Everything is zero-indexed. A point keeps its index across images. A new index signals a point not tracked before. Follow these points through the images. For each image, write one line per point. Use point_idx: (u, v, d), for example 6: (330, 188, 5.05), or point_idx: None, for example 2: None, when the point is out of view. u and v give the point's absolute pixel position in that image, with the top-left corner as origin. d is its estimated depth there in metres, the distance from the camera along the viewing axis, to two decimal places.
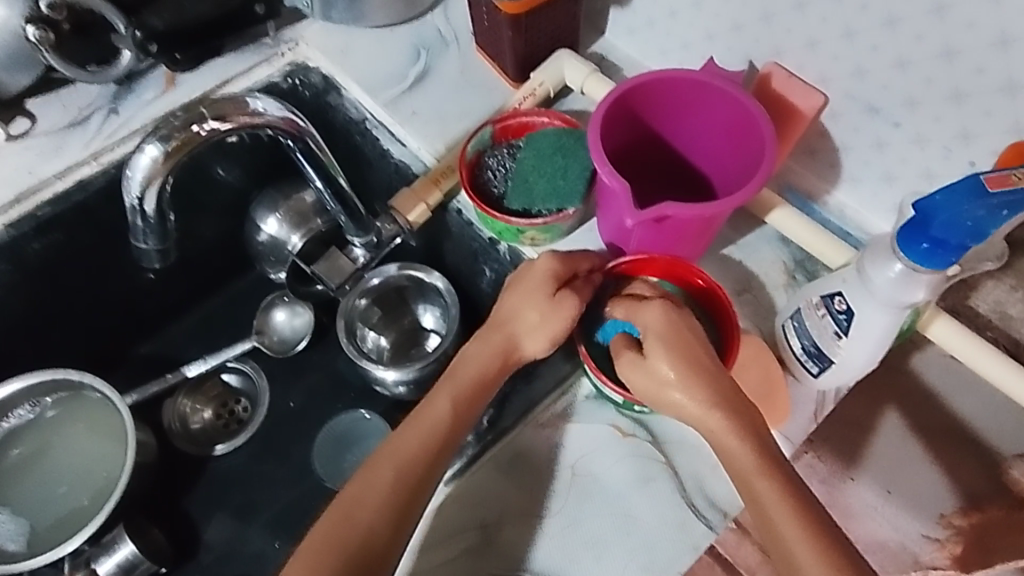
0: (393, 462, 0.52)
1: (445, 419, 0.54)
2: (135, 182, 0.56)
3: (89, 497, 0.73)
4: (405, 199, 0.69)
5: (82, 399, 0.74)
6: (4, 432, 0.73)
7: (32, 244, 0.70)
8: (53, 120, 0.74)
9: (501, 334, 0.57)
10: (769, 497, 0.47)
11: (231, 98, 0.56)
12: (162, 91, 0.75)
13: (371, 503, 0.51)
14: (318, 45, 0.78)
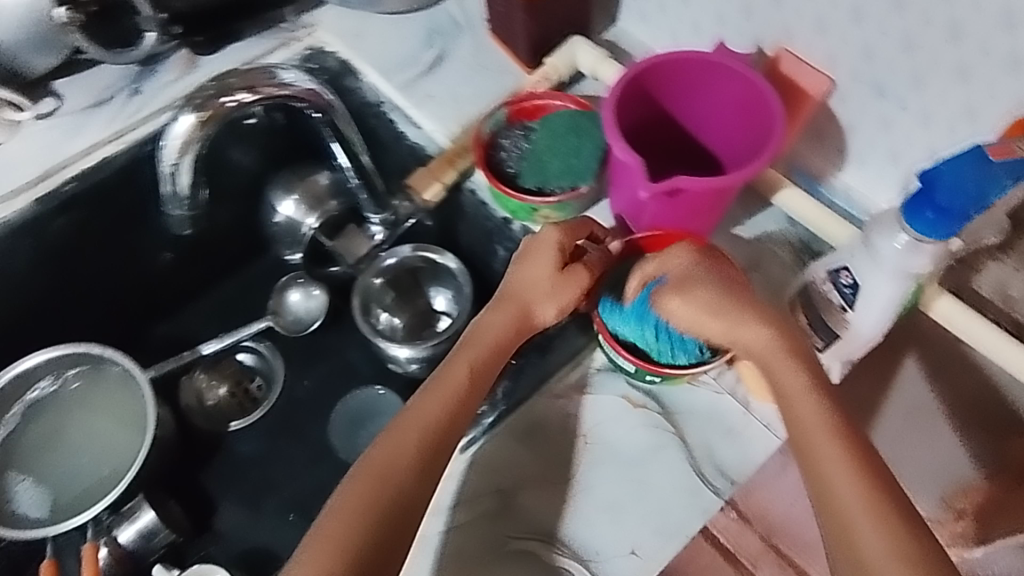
0: (419, 427, 0.53)
1: (465, 384, 0.55)
2: (170, 150, 0.61)
3: (110, 468, 0.74)
4: (421, 177, 0.71)
5: (103, 372, 0.76)
6: (28, 404, 0.75)
7: (56, 219, 0.72)
8: (76, 101, 0.75)
9: (513, 305, 0.58)
10: (815, 417, 0.50)
11: (260, 70, 0.63)
12: (182, 73, 0.77)
13: (403, 458, 0.52)
14: (335, 30, 0.79)
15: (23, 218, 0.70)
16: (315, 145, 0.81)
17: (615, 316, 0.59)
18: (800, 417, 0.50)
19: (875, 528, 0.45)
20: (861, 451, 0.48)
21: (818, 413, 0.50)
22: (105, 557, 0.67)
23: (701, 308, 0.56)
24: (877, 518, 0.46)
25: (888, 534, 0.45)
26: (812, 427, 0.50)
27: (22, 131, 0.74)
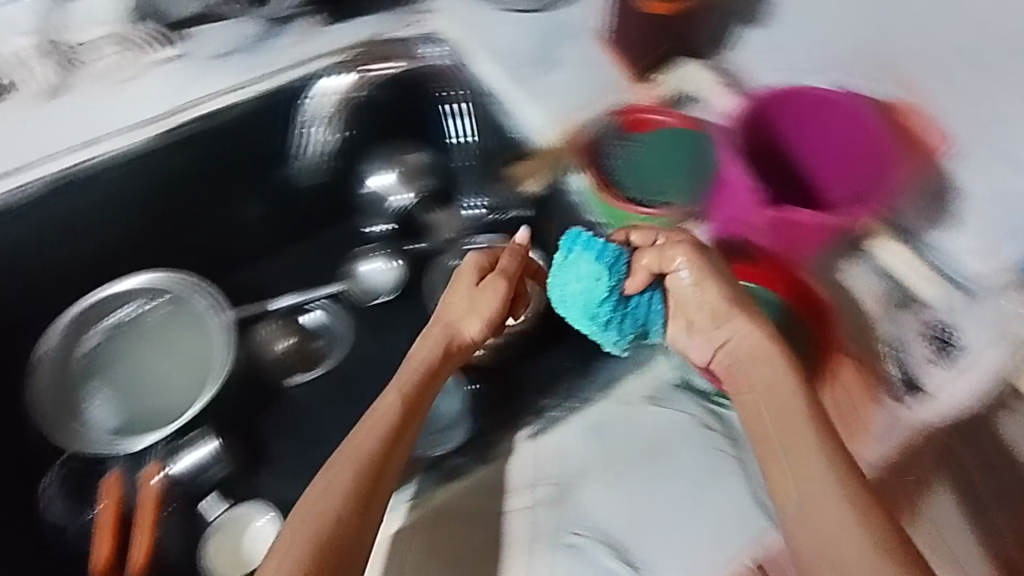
0: (356, 458, 0.52)
1: (395, 406, 0.55)
2: (320, 103, 0.80)
3: (177, 399, 0.77)
4: (526, 169, 0.77)
5: (184, 307, 0.79)
6: (108, 327, 0.78)
7: (168, 157, 0.76)
8: (205, 48, 0.80)
9: (439, 329, 0.60)
10: (795, 410, 0.52)
11: (404, 45, 0.81)
12: (303, 40, 0.81)
13: (344, 488, 0.50)
14: (454, 19, 0.83)
15: (138, 150, 0.75)
16: (416, 125, 0.83)
17: (587, 255, 0.56)
18: (784, 411, 0.53)
19: (860, 544, 0.46)
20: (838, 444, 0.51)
21: (797, 407, 0.53)
22: (161, 479, 0.70)
23: (703, 270, 0.57)
24: (861, 508, 0.48)
25: (871, 554, 0.46)
26: (791, 419, 0.52)
27: (153, 70, 0.78)
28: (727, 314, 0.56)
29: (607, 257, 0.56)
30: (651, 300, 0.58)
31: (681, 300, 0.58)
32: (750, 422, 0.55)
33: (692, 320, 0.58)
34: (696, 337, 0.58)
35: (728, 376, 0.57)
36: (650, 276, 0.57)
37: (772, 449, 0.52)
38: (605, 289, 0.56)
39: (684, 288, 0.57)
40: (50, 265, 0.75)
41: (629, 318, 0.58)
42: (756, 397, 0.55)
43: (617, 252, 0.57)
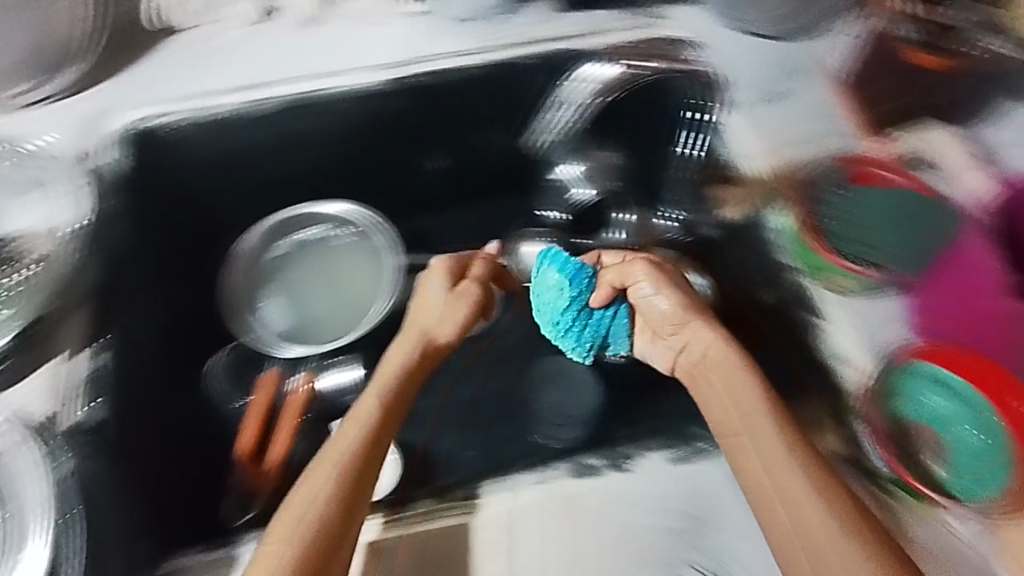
0: (342, 453, 0.51)
1: (375, 407, 0.55)
2: (586, 88, 0.81)
3: (332, 324, 0.79)
4: (733, 196, 0.77)
5: (362, 243, 0.83)
6: (295, 242, 0.83)
7: (389, 101, 0.81)
8: (447, 10, 0.84)
9: (415, 334, 0.64)
10: (753, 399, 0.54)
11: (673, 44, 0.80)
12: (539, 20, 0.82)
13: (330, 481, 0.49)
14: (689, 22, 0.81)
15: (366, 90, 0.80)
16: (623, 124, 0.82)
17: (554, 263, 0.68)
18: (734, 403, 0.54)
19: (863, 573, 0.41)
20: (789, 426, 0.51)
21: (756, 398, 0.54)
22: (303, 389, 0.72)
23: (663, 282, 0.65)
24: (864, 539, 0.43)
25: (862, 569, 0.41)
26: (750, 407, 0.53)
27: (396, 22, 0.84)
28: (680, 320, 0.64)
29: (569, 269, 0.67)
30: (616, 314, 0.68)
31: (652, 314, 0.66)
32: (716, 417, 0.56)
33: (658, 329, 0.66)
34: (660, 343, 0.66)
35: (691, 380, 0.61)
36: (613, 289, 0.67)
37: (737, 438, 0.52)
38: (569, 298, 0.67)
39: (647, 299, 0.66)
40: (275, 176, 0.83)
41: (595, 327, 0.69)
42: (712, 394, 0.57)
43: (580, 266, 0.67)
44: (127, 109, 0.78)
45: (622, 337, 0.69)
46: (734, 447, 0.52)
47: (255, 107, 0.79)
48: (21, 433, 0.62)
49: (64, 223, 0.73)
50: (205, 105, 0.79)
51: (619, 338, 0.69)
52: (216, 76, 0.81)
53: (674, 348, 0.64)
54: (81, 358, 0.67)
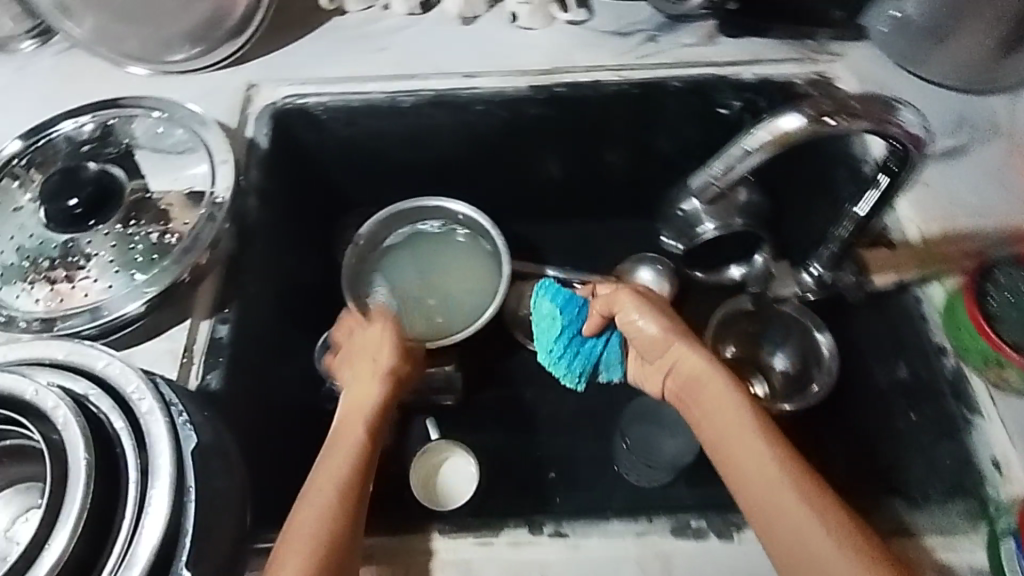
0: (331, 481, 0.56)
1: (359, 437, 0.60)
2: None
3: (443, 319, 0.83)
4: (882, 258, 0.66)
5: (478, 244, 0.86)
6: (417, 232, 0.87)
7: (532, 108, 0.80)
8: (603, 21, 0.83)
9: (369, 370, 0.68)
10: (743, 420, 0.56)
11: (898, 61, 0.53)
12: (700, 42, 0.81)
13: (327, 499, 0.54)
14: (859, 63, 0.79)
15: (515, 94, 0.79)
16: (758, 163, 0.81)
17: (546, 296, 0.76)
18: (727, 421, 0.57)
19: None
20: (780, 442, 0.55)
21: (750, 423, 0.56)
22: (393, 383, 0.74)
23: (649, 307, 0.66)
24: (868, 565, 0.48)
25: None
26: (743, 432, 0.56)
27: (554, 26, 0.83)
28: (665, 346, 0.65)
29: (569, 307, 0.74)
30: (608, 341, 0.75)
31: (646, 345, 0.66)
32: (706, 438, 0.58)
33: (646, 354, 0.67)
34: (650, 369, 0.68)
35: (679, 402, 0.63)
36: (604, 319, 0.70)
37: (737, 468, 0.55)
38: (561, 327, 0.74)
39: (635, 327, 0.67)
40: (410, 165, 0.86)
41: (586, 355, 0.76)
42: (703, 415, 0.59)
43: (575, 300, 0.75)
44: (283, 85, 0.80)
45: (614, 363, 0.77)
46: (738, 485, 0.55)
47: (405, 97, 0.79)
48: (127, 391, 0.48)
49: (216, 191, 0.68)
50: (355, 89, 0.80)
51: (610, 363, 0.77)
52: (369, 62, 0.81)
53: (661, 370, 0.66)
54: (201, 328, 0.65)
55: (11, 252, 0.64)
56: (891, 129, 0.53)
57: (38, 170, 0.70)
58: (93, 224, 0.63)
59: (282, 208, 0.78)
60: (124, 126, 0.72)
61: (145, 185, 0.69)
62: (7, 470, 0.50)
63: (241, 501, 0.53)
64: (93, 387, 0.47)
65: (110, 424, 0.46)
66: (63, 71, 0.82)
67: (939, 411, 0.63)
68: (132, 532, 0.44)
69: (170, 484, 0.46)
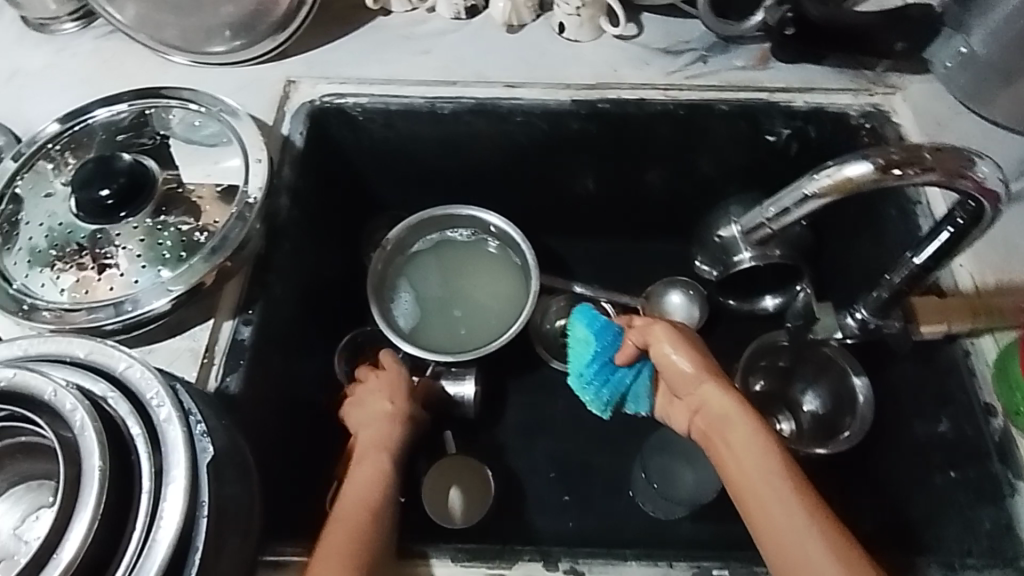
0: (362, 506, 0.57)
1: (382, 467, 0.62)
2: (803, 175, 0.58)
3: (468, 331, 0.81)
4: (930, 307, 0.61)
5: (506, 256, 0.84)
6: (443, 239, 0.85)
7: (573, 123, 0.78)
8: (653, 38, 0.81)
9: (383, 410, 0.69)
10: (773, 467, 0.53)
11: (956, 149, 0.48)
12: (751, 65, 0.79)
13: (362, 520, 0.55)
14: (917, 98, 0.75)
15: (558, 108, 0.77)
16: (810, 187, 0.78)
17: (584, 319, 0.69)
18: (757, 465, 0.54)
19: None
20: (810, 497, 0.51)
21: (779, 470, 0.53)
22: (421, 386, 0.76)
23: (682, 341, 0.63)
24: None
25: None
26: (771, 479, 0.53)
27: (602, 40, 0.81)
28: (696, 383, 0.61)
29: (607, 333, 0.68)
30: (639, 373, 0.67)
31: (676, 380, 0.62)
32: (732, 481, 0.55)
33: (676, 389, 0.63)
34: (677, 405, 0.64)
35: (706, 441, 0.60)
36: (638, 352, 0.65)
37: (763, 517, 0.51)
38: (593, 352, 0.67)
39: (668, 361, 0.62)
40: (443, 171, 0.85)
41: (615, 386, 0.68)
42: (731, 456, 0.56)
43: (610, 327, 0.68)
44: (322, 83, 0.78)
45: (642, 396, 0.69)
46: (760, 536, 0.51)
47: (444, 103, 0.77)
48: (142, 383, 0.47)
49: (249, 190, 0.66)
50: (392, 92, 0.78)
51: (640, 398, 0.69)
52: (409, 65, 0.80)
53: (688, 407, 0.63)
54: (222, 327, 0.64)
55: (41, 239, 0.64)
56: (965, 182, 0.48)
57: (72, 155, 0.69)
58: (122, 216, 0.63)
59: (312, 208, 0.77)
60: (161, 116, 0.72)
61: (178, 177, 0.68)
62: (21, 464, 0.50)
63: (253, 512, 0.52)
64: (112, 390, 0.46)
65: (126, 429, 0.45)
66: (103, 56, 0.81)
67: (983, 473, 0.58)
68: (141, 545, 0.42)
69: (184, 497, 0.44)
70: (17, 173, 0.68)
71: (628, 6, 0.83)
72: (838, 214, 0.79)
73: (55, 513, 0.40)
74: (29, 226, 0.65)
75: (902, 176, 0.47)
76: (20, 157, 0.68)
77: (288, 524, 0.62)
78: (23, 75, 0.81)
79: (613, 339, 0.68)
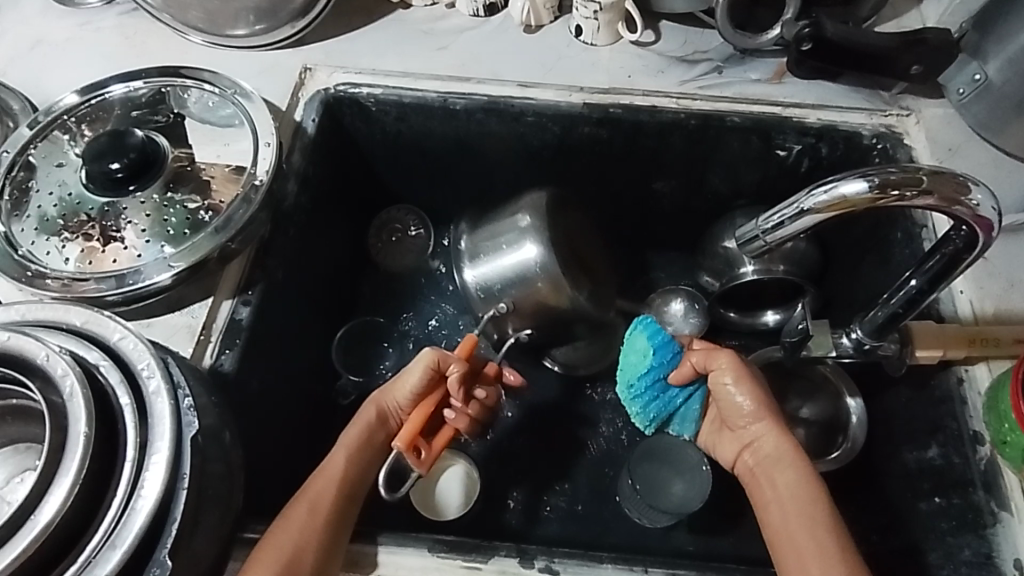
0: (307, 505, 0.55)
1: (340, 462, 0.60)
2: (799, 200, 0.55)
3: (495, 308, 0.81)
4: (928, 333, 0.60)
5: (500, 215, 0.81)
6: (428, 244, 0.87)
7: (584, 127, 0.78)
8: (671, 46, 0.81)
9: (371, 404, 0.64)
10: (817, 521, 0.53)
11: (953, 175, 0.47)
12: (767, 79, 0.79)
13: (298, 521, 0.54)
14: (931, 122, 0.75)
15: (569, 110, 0.77)
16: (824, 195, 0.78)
17: (641, 329, 0.67)
18: (801, 513, 0.54)
19: None
20: (848, 548, 0.52)
21: (819, 518, 0.54)
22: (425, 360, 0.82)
23: (743, 375, 0.61)
24: None
25: None
26: (809, 525, 0.53)
27: (619, 45, 0.81)
28: (752, 419, 0.61)
29: (660, 347, 0.66)
30: (691, 397, 0.66)
31: (731, 414, 0.62)
32: (768, 521, 0.56)
33: (728, 420, 0.64)
34: (727, 436, 0.65)
35: (751, 479, 0.61)
36: (695, 372, 0.64)
37: (794, 561, 0.52)
38: (649, 366, 0.65)
39: (725, 393, 0.62)
40: (451, 166, 0.85)
41: (664, 405, 0.67)
42: (775, 498, 0.57)
43: (672, 345, 0.66)
44: (338, 72, 0.79)
45: (689, 419, 0.68)
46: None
47: (457, 99, 0.78)
48: (134, 352, 0.48)
49: (256, 173, 0.67)
50: (406, 84, 0.78)
51: (686, 419, 0.68)
52: (425, 59, 0.80)
53: (737, 441, 0.63)
54: (222, 306, 0.65)
55: (51, 208, 0.65)
56: (960, 209, 0.48)
57: (88, 128, 0.71)
58: (131, 191, 0.65)
59: (320, 195, 0.78)
60: (177, 94, 0.72)
61: (190, 156, 0.69)
62: (10, 427, 0.51)
63: (233, 489, 0.53)
64: (105, 359, 0.47)
65: (115, 399, 0.46)
66: (126, 32, 0.83)
67: (966, 502, 0.58)
68: (120, 513, 0.43)
69: (167, 470, 0.45)
70: (31, 141, 0.69)
71: (648, 14, 0.83)
72: (847, 233, 0.78)
73: (36, 477, 0.41)
74: (39, 194, 0.66)
75: (899, 198, 0.47)
76: (36, 125, 0.70)
77: (270, 505, 0.63)
78: (46, 46, 0.82)
79: (667, 357, 0.66)
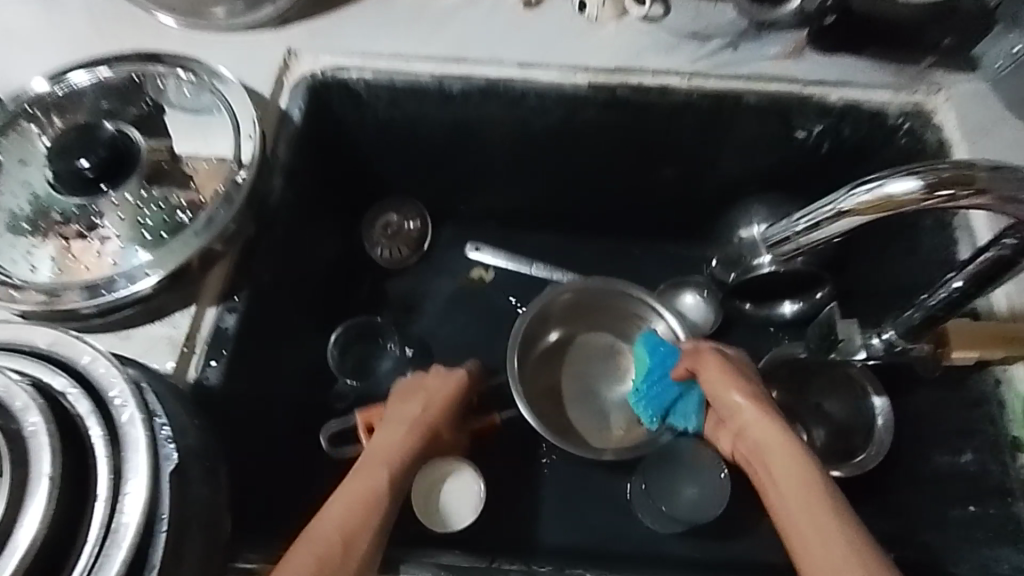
0: (341, 528, 0.52)
1: (383, 480, 0.58)
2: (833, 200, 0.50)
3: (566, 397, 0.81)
4: (965, 334, 0.55)
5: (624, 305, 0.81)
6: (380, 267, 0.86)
7: (590, 110, 0.73)
8: (681, 20, 0.75)
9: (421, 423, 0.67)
10: (814, 494, 0.50)
11: (1015, 171, 0.42)
12: (784, 53, 0.72)
13: (333, 544, 0.50)
14: (962, 99, 0.70)
15: (575, 93, 0.72)
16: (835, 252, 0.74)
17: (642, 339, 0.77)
18: (797, 488, 0.51)
19: None
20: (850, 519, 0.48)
21: (818, 492, 0.50)
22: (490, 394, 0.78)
23: (727, 368, 0.63)
24: None
25: None
26: (806, 499, 0.50)
27: (625, 19, 0.75)
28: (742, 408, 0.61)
29: (657, 352, 0.75)
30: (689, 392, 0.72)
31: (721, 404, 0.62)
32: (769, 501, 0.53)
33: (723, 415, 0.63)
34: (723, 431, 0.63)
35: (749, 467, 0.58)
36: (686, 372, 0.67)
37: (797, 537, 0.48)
38: (648, 365, 0.75)
39: (715, 386, 0.63)
40: (449, 154, 0.80)
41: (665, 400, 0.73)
42: (770, 479, 0.54)
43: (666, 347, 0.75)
44: (324, 54, 0.73)
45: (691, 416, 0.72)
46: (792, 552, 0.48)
47: (453, 82, 0.72)
48: (101, 376, 0.44)
49: (238, 169, 0.62)
50: (399, 67, 0.73)
51: (687, 416, 0.73)
52: (418, 39, 0.74)
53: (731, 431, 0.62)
54: (206, 314, 0.60)
55: (22, 209, 0.61)
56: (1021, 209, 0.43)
57: (59, 117, 0.65)
58: (104, 190, 0.59)
59: (307, 191, 0.73)
60: (151, 83, 0.67)
61: (171, 147, 0.65)
62: None
63: (220, 515, 0.49)
64: (72, 386, 0.43)
65: (85, 429, 0.42)
66: (92, 15, 0.77)
67: (1004, 511, 0.54)
68: (92, 561, 0.39)
69: (142, 511, 0.41)
70: None
71: None
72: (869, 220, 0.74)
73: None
74: (8, 193, 0.62)
75: (951, 198, 0.42)
76: (4, 113, 0.65)
77: (265, 524, 0.59)
78: (7, 31, 0.76)
79: (664, 359, 0.74)
